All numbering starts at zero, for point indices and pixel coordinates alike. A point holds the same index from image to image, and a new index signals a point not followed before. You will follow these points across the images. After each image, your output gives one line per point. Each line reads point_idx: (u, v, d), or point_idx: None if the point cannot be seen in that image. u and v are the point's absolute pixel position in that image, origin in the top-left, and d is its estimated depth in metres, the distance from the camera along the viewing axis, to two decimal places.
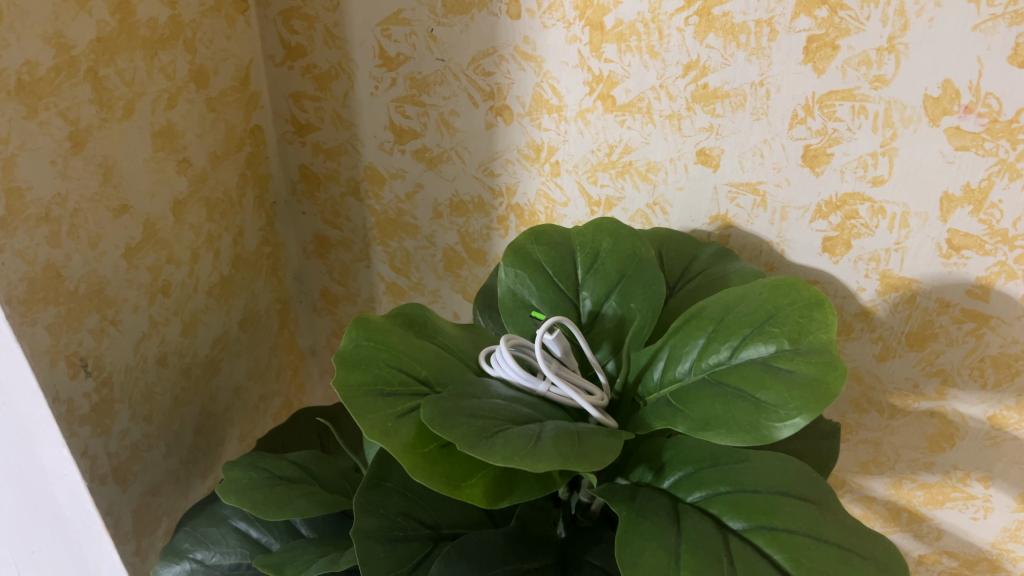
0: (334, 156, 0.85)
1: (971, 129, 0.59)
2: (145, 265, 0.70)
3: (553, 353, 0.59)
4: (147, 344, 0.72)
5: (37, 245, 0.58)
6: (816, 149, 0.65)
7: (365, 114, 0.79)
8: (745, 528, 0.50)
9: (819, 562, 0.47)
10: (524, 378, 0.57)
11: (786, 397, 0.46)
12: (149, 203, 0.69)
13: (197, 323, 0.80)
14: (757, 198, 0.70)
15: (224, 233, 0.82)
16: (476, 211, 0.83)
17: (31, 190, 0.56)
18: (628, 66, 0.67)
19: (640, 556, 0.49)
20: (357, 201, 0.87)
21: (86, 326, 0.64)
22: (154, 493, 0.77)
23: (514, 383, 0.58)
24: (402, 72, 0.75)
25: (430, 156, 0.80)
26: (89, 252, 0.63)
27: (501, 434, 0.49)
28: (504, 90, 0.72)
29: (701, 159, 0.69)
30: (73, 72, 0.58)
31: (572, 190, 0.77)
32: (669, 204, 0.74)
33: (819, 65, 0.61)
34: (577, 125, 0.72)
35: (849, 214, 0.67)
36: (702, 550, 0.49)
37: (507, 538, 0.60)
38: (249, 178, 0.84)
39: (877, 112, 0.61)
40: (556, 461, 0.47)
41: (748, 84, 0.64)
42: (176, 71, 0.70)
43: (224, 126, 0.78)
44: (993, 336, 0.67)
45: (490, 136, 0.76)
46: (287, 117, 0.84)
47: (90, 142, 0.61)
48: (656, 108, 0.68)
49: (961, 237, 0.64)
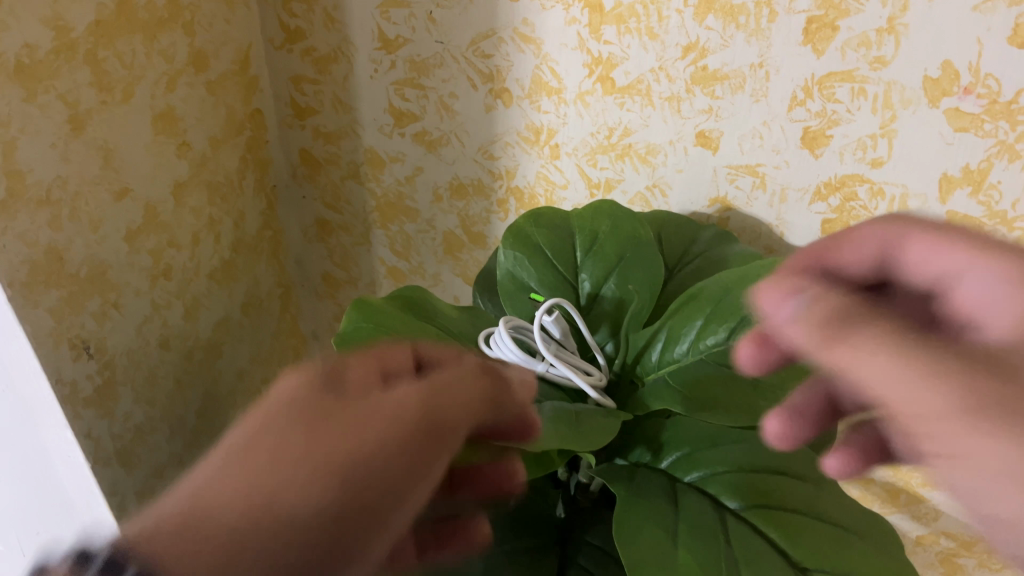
0: (334, 140, 0.84)
1: (970, 110, 0.59)
2: (146, 249, 0.70)
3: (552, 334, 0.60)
4: (149, 327, 0.73)
5: (39, 228, 0.58)
6: (815, 131, 0.65)
7: (365, 97, 0.79)
8: (741, 507, 0.51)
9: (817, 543, 0.49)
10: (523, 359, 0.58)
11: (783, 378, 0.50)
12: (149, 186, 0.69)
13: (199, 306, 0.80)
14: (756, 180, 0.70)
15: (225, 217, 0.82)
16: (476, 194, 0.83)
17: (32, 173, 0.57)
18: (627, 48, 0.67)
19: (639, 536, 0.49)
20: (358, 185, 0.87)
21: (88, 309, 0.64)
22: (157, 475, 0.78)
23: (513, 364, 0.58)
24: (401, 55, 0.75)
25: (430, 139, 0.80)
26: (91, 235, 0.63)
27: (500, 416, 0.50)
28: (503, 73, 0.72)
29: (701, 141, 0.69)
30: (72, 55, 0.58)
31: (572, 172, 0.77)
32: (669, 186, 0.74)
33: (819, 46, 0.60)
34: (577, 107, 0.72)
35: (848, 196, 0.67)
36: (701, 529, 0.49)
37: (508, 519, 0.61)
38: (250, 162, 0.84)
39: (876, 94, 0.61)
40: None
41: (747, 65, 0.64)
42: (175, 54, 0.70)
43: (224, 109, 0.78)
44: None
45: (490, 119, 0.76)
46: (287, 101, 0.84)
47: (90, 125, 0.61)
48: (655, 90, 0.68)
49: (961, 219, 0.64)
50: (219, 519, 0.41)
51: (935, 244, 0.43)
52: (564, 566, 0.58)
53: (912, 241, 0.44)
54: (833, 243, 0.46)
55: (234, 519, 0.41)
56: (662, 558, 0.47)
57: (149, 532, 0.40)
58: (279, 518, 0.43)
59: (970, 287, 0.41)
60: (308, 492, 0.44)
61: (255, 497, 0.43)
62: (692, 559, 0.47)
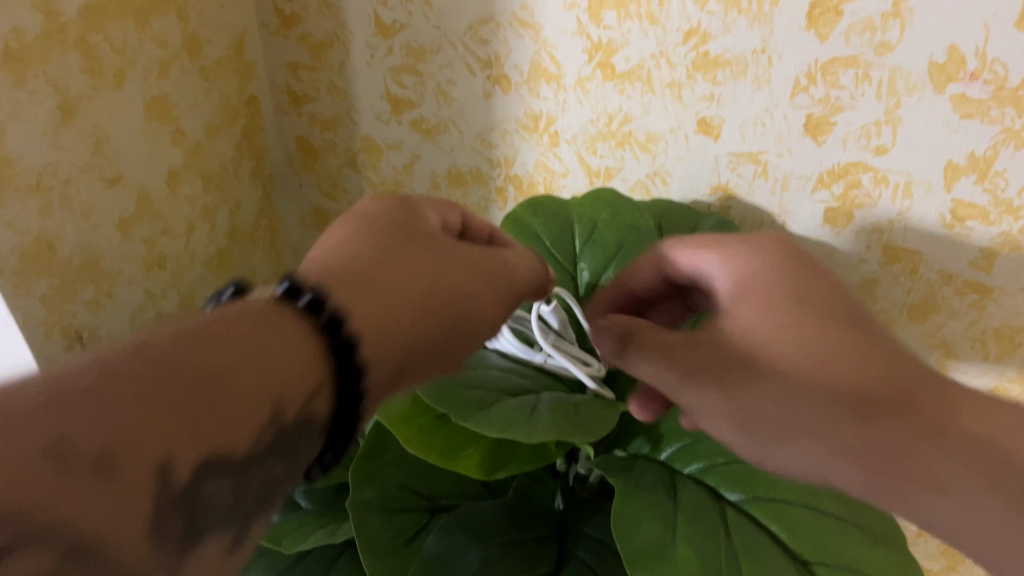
0: (331, 128, 0.83)
1: (976, 96, 0.58)
2: (140, 237, 0.70)
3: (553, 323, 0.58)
4: (143, 316, 0.72)
5: (28, 216, 0.57)
6: (818, 118, 0.64)
7: (362, 84, 0.78)
8: (740, 499, 0.51)
9: (816, 533, 0.49)
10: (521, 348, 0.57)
11: None
12: (142, 173, 0.69)
13: (194, 296, 0.79)
14: (758, 168, 0.69)
15: (220, 205, 0.81)
16: (474, 183, 0.82)
17: (22, 159, 0.56)
18: (627, 33, 0.66)
19: (637, 525, 0.48)
20: (355, 173, 0.86)
21: (80, 298, 0.64)
22: None
23: (511, 353, 0.58)
24: (398, 41, 0.74)
25: (427, 126, 0.79)
26: (83, 223, 0.62)
27: (496, 405, 0.50)
28: (502, 58, 0.71)
29: (702, 129, 0.68)
30: (62, 40, 0.57)
31: (571, 160, 0.76)
32: (669, 174, 0.73)
33: (823, 31, 0.59)
34: (576, 94, 0.71)
35: (851, 184, 0.66)
36: (700, 521, 0.48)
37: (505, 509, 0.60)
38: (245, 149, 0.83)
39: (881, 80, 0.60)
40: (549, 431, 0.47)
41: (750, 51, 0.62)
42: (168, 40, 0.69)
43: (218, 96, 0.77)
44: (996, 308, 0.67)
45: (488, 106, 0.75)
46: (284, 88, 0.82)
47: (81, 111, 0.60)
48: (656, 77, 0.67)
49: (966, 208, 0.63)
50: (381, 292, 0.43)
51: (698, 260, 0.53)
52: (563, 557, 0.57)
53: (679, 252, 0.55)
54: (614, 285, 0.58)
55: (401, 287, 0.44)
56: (661, 550, 0.46)
57: (339, 282, 0.42)
58: (424, 291, 0.45)
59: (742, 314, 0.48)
60: (453, 294, 0.46)
61: (427, 278, 0.45)
62: (692, 551, 0.46)
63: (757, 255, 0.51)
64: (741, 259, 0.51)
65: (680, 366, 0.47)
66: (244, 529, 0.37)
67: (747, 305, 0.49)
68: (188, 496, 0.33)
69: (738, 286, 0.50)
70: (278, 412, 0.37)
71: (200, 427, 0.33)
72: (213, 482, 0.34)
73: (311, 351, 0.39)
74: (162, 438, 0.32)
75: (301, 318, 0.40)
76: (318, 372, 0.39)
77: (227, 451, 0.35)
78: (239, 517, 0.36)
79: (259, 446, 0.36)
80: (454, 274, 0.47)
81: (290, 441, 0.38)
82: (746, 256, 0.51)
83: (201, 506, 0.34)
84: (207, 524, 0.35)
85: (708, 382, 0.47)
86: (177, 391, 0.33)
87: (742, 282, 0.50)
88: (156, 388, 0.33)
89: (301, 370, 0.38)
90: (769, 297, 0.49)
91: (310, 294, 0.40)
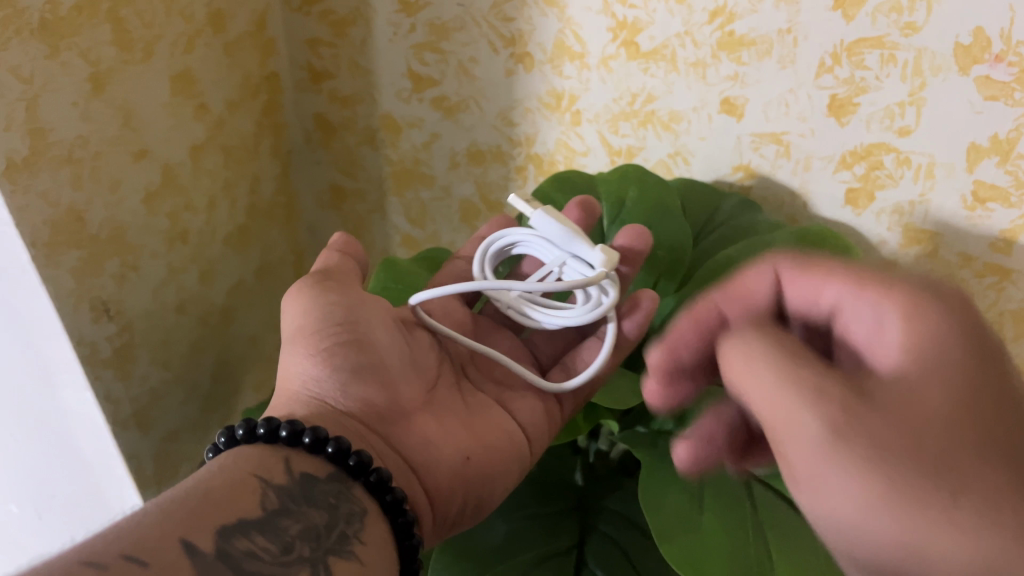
0: (351, 105, 0.83)
1: (1000, 79, 0.58)
2: (164, 211, 0.70)
3: (593, 303, 0.52)
4: (165, 290, 0.72)
5: (60, 187, 0.57)
6: (842, 99, 0.64)
7: (383, 60, 0.78)
8: (768, 475, 0.52)
9: None
10: (479, 284, 0.50)
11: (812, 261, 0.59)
12: (167, 147, 0.69)
13: (214, 270, 0.79)
14: (780, 148, 0.69)
15: (240, 180, 0.81)
16: (494, 161, 0.82)
17: (54, 132, 0.56)
18: (652, 12, 0.66)
19: (665, 498, 0.49)
20: (374, 150, 0.86)
21: (107, 271, 0.64)
22: (172, 440, 0.78)
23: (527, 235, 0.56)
24: (421, 18, 0.74)
25: (448, 104, 0.79)
26: (110, 196, 0.62)
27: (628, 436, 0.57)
28: (525, 37, 0.71)
29: (725, 108, 0.69)
30: (93, 12, 0.57)
31: (593, 140, 0.76)
32: (691, 154, 0.73)
33: (849, 11, 0.60)
34: (599, 73, 0.71)
35: (874, 165, 0.66)
36: (727, 495, 0.50)
37: (530, 486, 0.62)
38: (265, 125, 0.83)
39: (906, 61, 0.60)
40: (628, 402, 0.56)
41: (776, 31, 0.63)
42: (194, 14, 0.69)
43: (240, 71, 0.77)
44: (1014, 291, 0.67)
45: (510, 84, 0.75)
46: (304, 64, 0.83)
47: (110, 84, 0.60)
48: (681, 56, 0.67)
49: (987, 189, 0.63)
50: (323, 415, 0.50)
51: (794, 278, 0.42)
52: (587, 529, 0.57)
53: (802, 283, 0.41)
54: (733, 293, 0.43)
55: (314, 417, 0.50)
56: (687, 522, 0.47)
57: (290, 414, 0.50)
58: (331, 386, 0.52)
59: (849, 316, 0.39)
60: (342, 315, 0.53)
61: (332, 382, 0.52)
62: (718, 523, 0.48)
63: (889, 286, 0.38)
64: (942, 302, 0.37)
65: (820, 444, 0.33)
66: (326, 562, 0.41)
67: (934, 400, 0.34)
68: (225, 556, 0.38)
69: (937, 341, 0.36)
70: (263, 480, 0.44)
71: (205, 515, 0.40)
72: (241, 538, 0.40)
73: (257, 452, 0.46)
74: (175, 527, 0.38)
75: (247, 444, 0.46)
76: (274, 461, 0.46)
77: (238, 517, 0.41)
78: (313, 556, 0.41)
79: (267, 506, 0.42)
80: (316, 332, 0.52)
81: (301, 490, 0.45)
82: (947, 310, 0.37)
83: (247, 559, 0.39)
84: (278, 567, 0.39)
85: (840, 467, 0.33)
86: (190, 511, 0.40)
87: (930, 339, 0.36)
88: (175, 512, 0.39)
89: (260, 460, 0.45)
90: (963, 376, 0.35)
91: (266, 423, 0.46)
